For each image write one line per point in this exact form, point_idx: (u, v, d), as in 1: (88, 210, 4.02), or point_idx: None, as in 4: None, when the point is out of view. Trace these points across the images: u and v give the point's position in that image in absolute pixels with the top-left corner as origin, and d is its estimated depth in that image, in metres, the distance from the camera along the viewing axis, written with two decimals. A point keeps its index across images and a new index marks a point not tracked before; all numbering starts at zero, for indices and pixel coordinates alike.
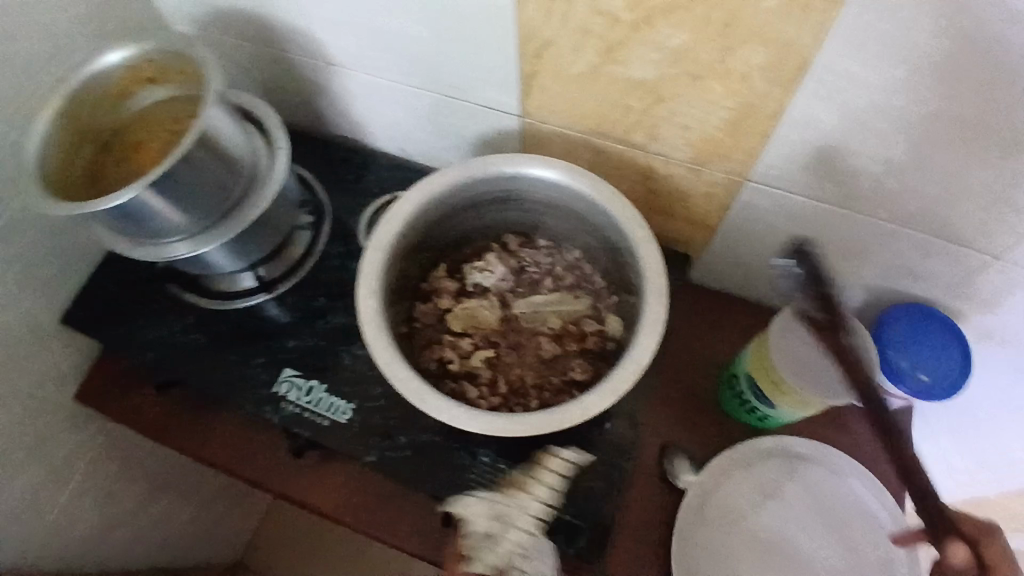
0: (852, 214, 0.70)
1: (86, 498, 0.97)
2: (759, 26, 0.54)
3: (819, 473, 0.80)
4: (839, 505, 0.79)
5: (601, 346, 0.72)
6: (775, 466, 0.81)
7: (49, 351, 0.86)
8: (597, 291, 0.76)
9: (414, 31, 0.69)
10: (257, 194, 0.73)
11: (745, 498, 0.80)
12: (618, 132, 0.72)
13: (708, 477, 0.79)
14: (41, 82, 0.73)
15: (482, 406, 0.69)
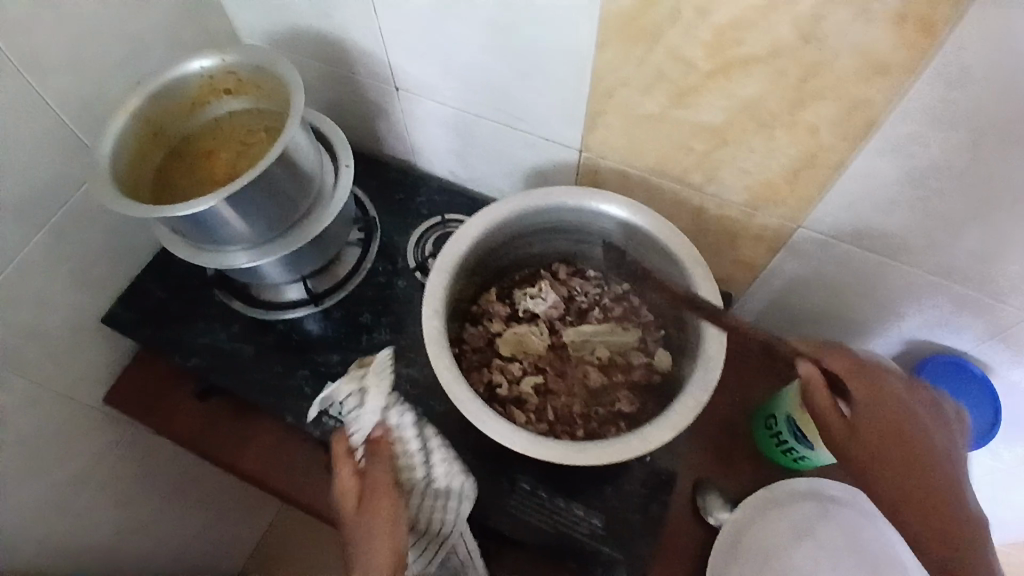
0: (899, 266, 0.71)
1: (108, 502, 0.95)
2: (834, 83, 0.56)
3: (855, 518, 0.80)
4: (875, 551, 0.78)
5: (649, 379, 0.73)
6: (810, 508, 0.81)
7: (92, 350, 0.86)
8: (645, 324, 0.77)
9: (488, 62, 0.71)
10: (321, 211, 0.76)
11: (779, 539, 0.80)
12: (676, 172, 0.74)
13: (743, 515, 0.79)
14: (120, 84, 0.75)
15: (531, 432, 0.69)
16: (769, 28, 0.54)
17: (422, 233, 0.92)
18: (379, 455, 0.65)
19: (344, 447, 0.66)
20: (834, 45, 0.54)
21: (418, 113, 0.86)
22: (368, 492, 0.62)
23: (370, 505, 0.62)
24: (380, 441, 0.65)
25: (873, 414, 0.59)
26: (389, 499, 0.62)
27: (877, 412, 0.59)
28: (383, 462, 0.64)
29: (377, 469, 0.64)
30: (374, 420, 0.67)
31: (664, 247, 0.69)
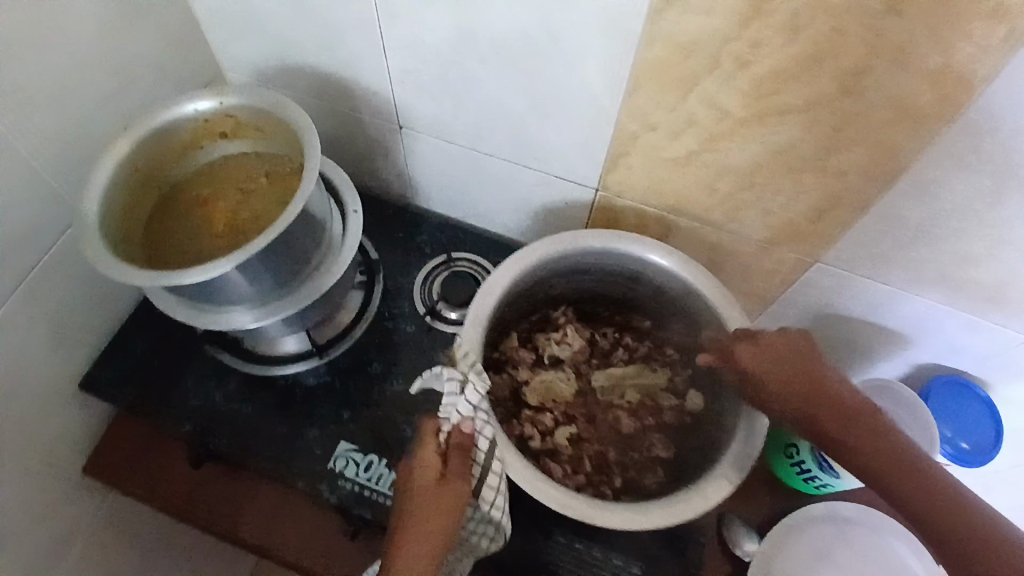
0: (911, 297, 0.73)
1: None
2: (868, 130, 0.58)
3: (867, 536, 0.78)
4: (887, 566, 0.76)
5: (681, 420, 0.73)
6: (825, 531, 0.79)
7: (68, 416, 0.78)
8: (670, 362, 0.76)
9: (507, 103, 0.69)
10: (331, 262, 0.72)
11: (801, 566, 0.77)
12: (696, 210, 0.74)
13: (769, 545, 0.79)
14: (99, 127, 0.69)
15: (569, 485, 0.67)
16: (810, 79, 0.55)
17: (427, 274, 0.87)
18: (461, 459, 0.56)
19: (431, 432, 0.57)
20: (873, 96, 0.55)
21: (422, 151, 0.83)
22: (436, 492, 0.55)
23: (429, 508, 0.54)
24: (466, 442, 0.57)
25: (788, 374, 0.60)
26: (452, 512, 0.54)
27: (794, 374, 0.60)
28: (460, 469, 0.56)
29: (454, 476, 0.55)
30: (468, 416, 0.57)
31: (693, 287, 0.69)
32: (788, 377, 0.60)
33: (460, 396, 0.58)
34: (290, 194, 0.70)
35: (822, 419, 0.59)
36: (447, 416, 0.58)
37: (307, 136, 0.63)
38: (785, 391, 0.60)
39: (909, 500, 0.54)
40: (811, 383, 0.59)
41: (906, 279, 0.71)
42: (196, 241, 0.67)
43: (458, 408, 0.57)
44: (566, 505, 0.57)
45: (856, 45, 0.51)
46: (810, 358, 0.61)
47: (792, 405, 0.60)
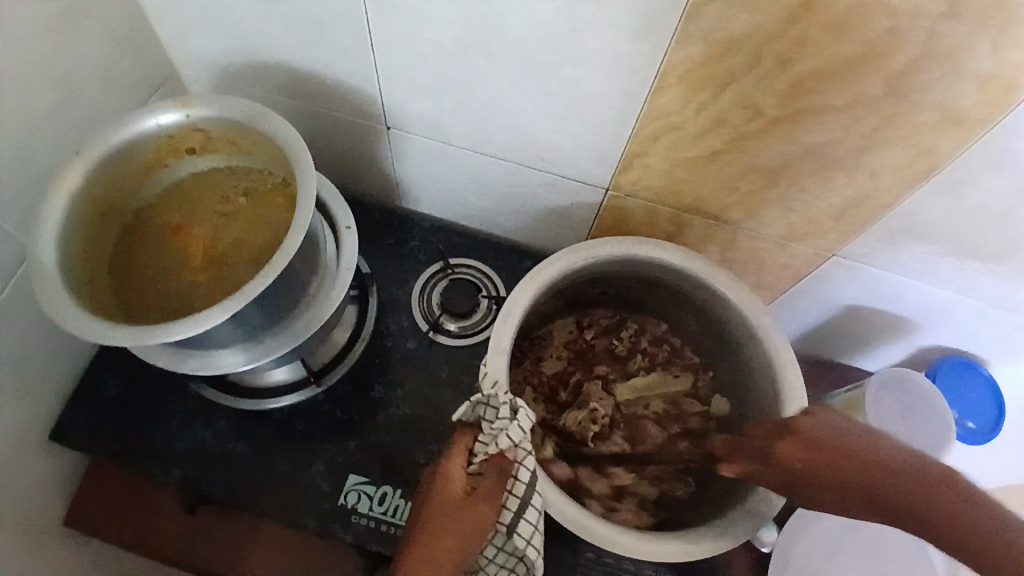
0: (925, 291, 0.72)
1: None
2: (906, 131, 0.55)
3: (882, 522, 0.78)
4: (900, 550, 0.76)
5: (705, 426, 0.73)
6: (841, 519, 0.78)
7: (40, 469, 0.70)
8: (689, 367, 0.76)
9: (513, 102, 0.63)
10: (327, 287, 0.65)
11: (817, 554, 0.77)
12: (714, 210, 0.70)
13: (786, 535, 0.77)
14: (42, 147, 0.60)
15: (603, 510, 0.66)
16: (854, 80, 0.51)
17: (424, 284, 0.82)
18: (494, 482, 0.53)
19: (465, 447, 0.54)
20: (917, 97, 0.52)
21: (411, 152, 0.75)
22: (459, 509, 0.51)
23: (446, 526, 0.51)
24: (504, 467, 0.53)
25: (820, 463, 0.52)
26: (470, 536, 0.51)
27: (832, 464, 0.52)
28: (488, 492, 0.52)
29: (482, 496, 0.52)
30: (515, 444, 0.53)
31: (713, 293, 0.66)
32: (819, 463, 0.52)
33: (510, 422, 0.53)
34: (274, 213, 0.62)
35: (858, 497, 0.51)
36: (488, 439, 0.53)
37: (291, 149, 0.56)
38: (814, 488, 0.53)
39: (948, 535, 0.46)
40: (841, 467, 0.51)
41: (927, 275, 0.69)
42: (171, 275, 0.60)
43: (508, 434, 0.52)
44: (616, 542, 0.54)
45: (907, 46, 0.48)
46: (830, 438, 0.53)
47: (834, 498, 0.52)
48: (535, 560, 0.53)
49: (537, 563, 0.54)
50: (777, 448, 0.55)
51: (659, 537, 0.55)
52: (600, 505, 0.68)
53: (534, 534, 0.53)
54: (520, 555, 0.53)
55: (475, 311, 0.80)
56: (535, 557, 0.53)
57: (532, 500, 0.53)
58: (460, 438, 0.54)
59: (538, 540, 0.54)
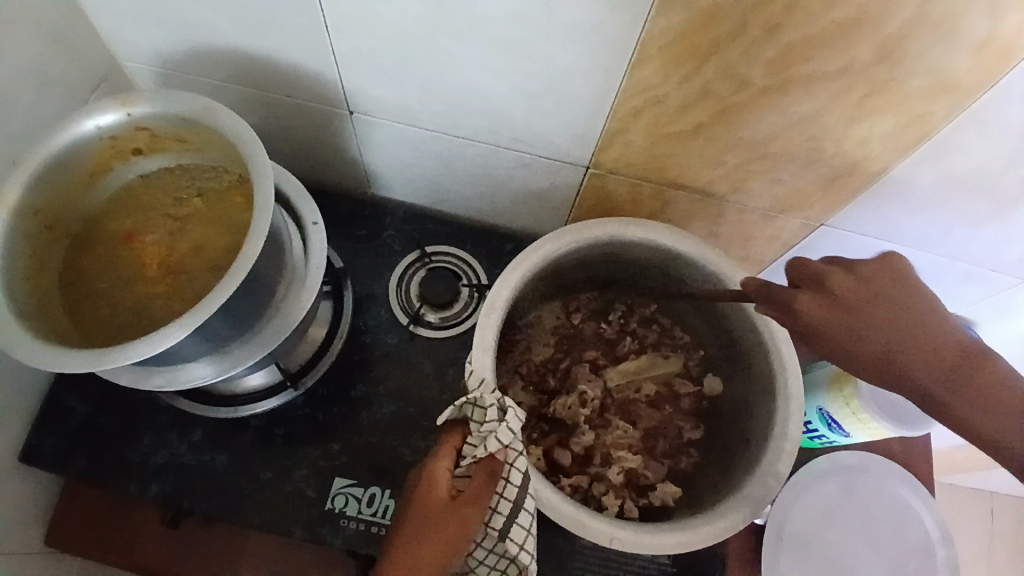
0: (914, 258, 0.70)
1: None
2: (898, 98, 0.52)
3: (871, 482, 0.78)
4: (887, 507, 0.78)
5: (698, 406, 0.72)
6: (832, 484, 0.78)
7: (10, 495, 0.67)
8: (681, 348, 0.74)
9: (484, 82, 0.59)
10: (297, 288, 0.61)
11: (811, 520, 0.77)
12: (699, 184, 0.68)
13: (779, 504, 0.76)
14: None
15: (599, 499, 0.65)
16: (846, 45, 0.48)
17: (401, 274, 0.78)
18: (482, 484, 0.50)
19: (453, 447, 0.51)
20: (912, 63, 0.49)
21: (377, 137, 0.71)
22: (441, 514, 0.49)
23: (428, 531, 0.48)
24: (494, 469, 0.50)
25: (840, 311, 0.49)
26: (455, 539, 0.48)
27: (865, 304, 0.48)
28: (473, 497, 0.49)
29: (466, 501, 0.49)
30: (504, 446, 0.50)
31: (705, 272, 0.63)
32: (845, 322, 0.48)
33: (500, 423, 0.50)
34: (234, 214, 0.58)
35: (918, 359, 0.46)
36: (476, 441, 0.51)
37: (244, 146, 0.51)
38: (854, 328, 0.48)
39: (936, 401, 0.46)
40: (892, 313, 0.48)
41: (917, 242, 0.67)
42: (128, 289, 0.55)
43: (496, 437, 0.49)
44: (614, 538, 0.53)
45: (903, 9, 0.45)
46: (874, 278, 0.50)
47: (863, 343, 0.48)
48: (528, 563, 0.52)
49: (530, 566, 0.52)
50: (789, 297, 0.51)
51: (657, 531, 0.54)
52: (596, 495, 0.66)
53: (527, 538, 0.51)
54: (512, 557, 0.52)
55: (456, 301, 0.77)
56: (527, 561, 0.51)
57: (524, 504, 0.51)
58: (447, 437, 0.52)
59: (532, 544, 0.52)
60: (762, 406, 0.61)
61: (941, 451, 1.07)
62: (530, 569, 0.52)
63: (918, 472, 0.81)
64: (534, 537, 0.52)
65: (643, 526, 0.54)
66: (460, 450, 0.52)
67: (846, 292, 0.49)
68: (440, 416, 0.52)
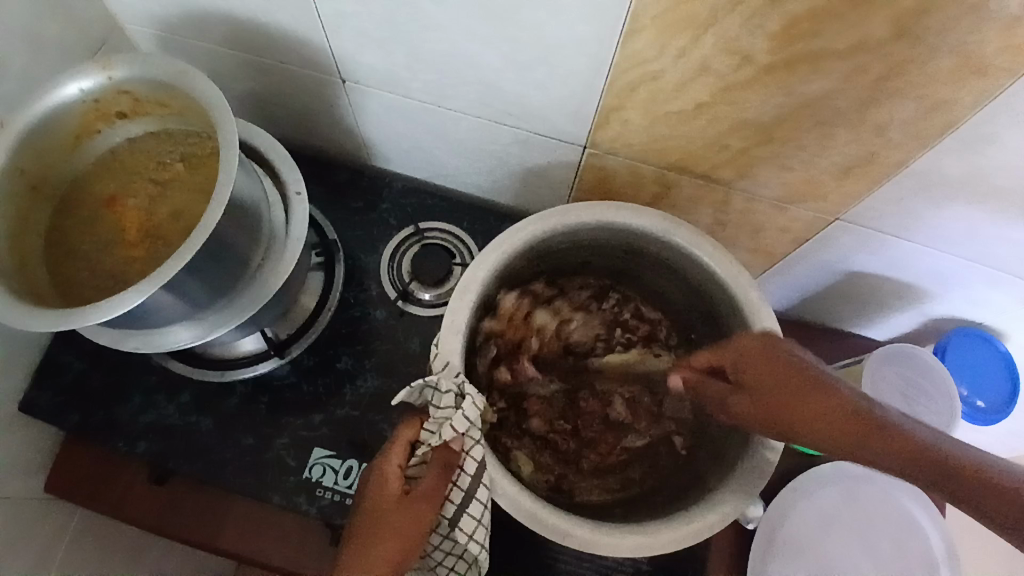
0: (937, 259, 0.64)
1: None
2: (919, 81, 0.47)
3: (875, 493, 0.74)
4: (891, 522, 0.73)
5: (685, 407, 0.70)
6: (832, 492, 0.73)
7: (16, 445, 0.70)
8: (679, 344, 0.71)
9: (473, 51, 0.56)
10: (277, 257, 0.61)
11: (807, 529, 0.72)
12: (702, 169, 0.63)
13: (774, 510, 0.72)
14: None
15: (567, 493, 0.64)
16: (859, 18, 0.43)
17: (394, 249, 0.77)
18: (437, 477, 0.49)
19: (407, 440, 0.51)
20: (933, 40, 0.44)
21: (370, 106, 0.69)
22: (395, 508, 0.48)
23: (380, 529, 0.47)
24: (449, 459, 0.50)
25: (747, 356, 0.56)
26: (408, 537, 0.47)
27: (757, 355, 0.55)
28: (427, 492, 0.48)
29: (421, 495, 0.48)
30: (460, 434, 0.49)
31: (699, 264, 0.61)
32: (753, 372, 0.54)
33: (456, 412, 0.50)
34: (212, 180, 0.58)
35: (750, 381, 0.55)
36: (433, 429, 0.51)
37: (216, 113, 0.51)
38: (768, 368, 0.54)
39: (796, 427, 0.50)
40: (762, 359, 0.54)
41: (939, 241, 0.61)
42: (108, 252, 0.57)
43: (450, 425, 0.50)
44: (570, 535, 0.52)
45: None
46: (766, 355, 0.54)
47: (758, 389, 0.54)
48: (478, 553, 0.52)
49: (482, 557, 0.52)
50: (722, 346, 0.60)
51: (617, 531, 0.53)
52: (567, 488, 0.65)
53: (478, 529, 0.51)
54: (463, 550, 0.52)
55: (448, 279, 0.75)
56: (477, 551, 0.51)
57: (477, 494, 0.51)
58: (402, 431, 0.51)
59: (482, 534, 0.52)
60: None
61: None
62: (481, 557, 0.52)
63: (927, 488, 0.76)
64: (486, 527, 0.52)
65: (602, 526, 0.53)
66: (414, 441, 0.52)
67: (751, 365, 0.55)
68: (398, 400, 0.52)
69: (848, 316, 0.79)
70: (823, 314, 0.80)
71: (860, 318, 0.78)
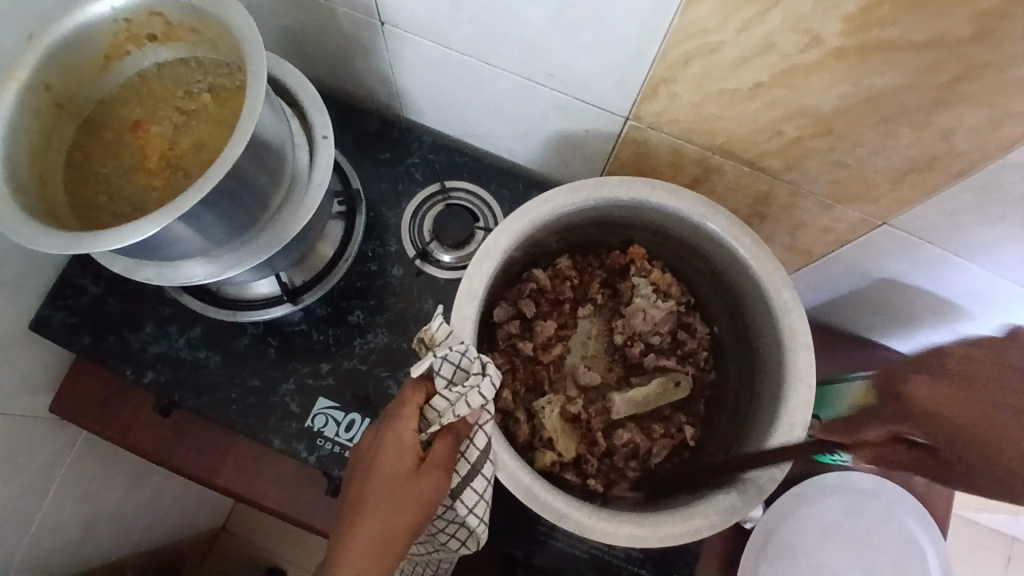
0: (985, 277, 0.60)
1: (96, 521, 0.85)
2: (997, 84, 0.43)
3: (880, 511, 0.71)
4: (893, 541, 0.71)
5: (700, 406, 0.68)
6: (836, 503, 0.71)
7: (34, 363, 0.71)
8: (698, 337, 0.69)
9: (521, 5, 0.53)
10: (297, 203, 0.59)
11: (806, 537, 0.70)
12: (748, 156, 0.59)
13: (774, 514, 0.70)
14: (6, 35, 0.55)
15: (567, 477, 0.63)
16: (944, 7, 0.40)
17: (417, 207, 0.75)
18: (449, 448, 0.49)
19: (417, 405, 0.49)
20: (1017, 43, 0.40)
21: (407, 55, 0.66)
22: (413, 478, 0.47)
23: (397, 499, 0.47)
24: (460, 431, 0.49)
25: (962, 388, 0.43)
26: (427, 506, 0.47)
27: (962, 385, 0.43)
28: (443, 458, 0.48)
29: (438, 463, 0.48)
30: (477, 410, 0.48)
31: (734, 253, 0.58)
32: (963, 406, 0.42)
33: (481, 379, 0.49)
34: (237, 115, 0.57)
35: (968, 418, 0.42)
36: (449, 399, 0.49)
37: (247, 45, 0.49)
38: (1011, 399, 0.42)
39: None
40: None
41: (991, 260, 0.58)
42: (131, 178, 0.56)
43: (479, 393, 0.48)
44: (566, 517, 0.51)
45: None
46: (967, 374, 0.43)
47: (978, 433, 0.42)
48: (476, 528, 0.52)
49: (480, 531, 0.52)
50: (903, 387, 0.46)
51: (614, 519, 0.52)
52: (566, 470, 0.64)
53: (478, 504, 0.51)
54: (462, 521, 0.52)
55: (469, 242, 0.73)
56: (475, 525, 0.51)
57: (482, 468, 0.50)
58: (410, 395, 0.49)
59: (482, 509, 0.52)
60: (764, 419, 0.57)
61: None
62: (479, 533, 0.52)
63: (933, 511, 0.74)
64: (486, 502, 0.52)
65: (600, 513, 0.52)
66: (424, 405, 0.50)
67: (947, 396, 0.43)
68: (413, 371, 0.49)
69: (877, 324, 0.76)
70: (851, 320, 0.77)
71: (889, 328, 0.75)
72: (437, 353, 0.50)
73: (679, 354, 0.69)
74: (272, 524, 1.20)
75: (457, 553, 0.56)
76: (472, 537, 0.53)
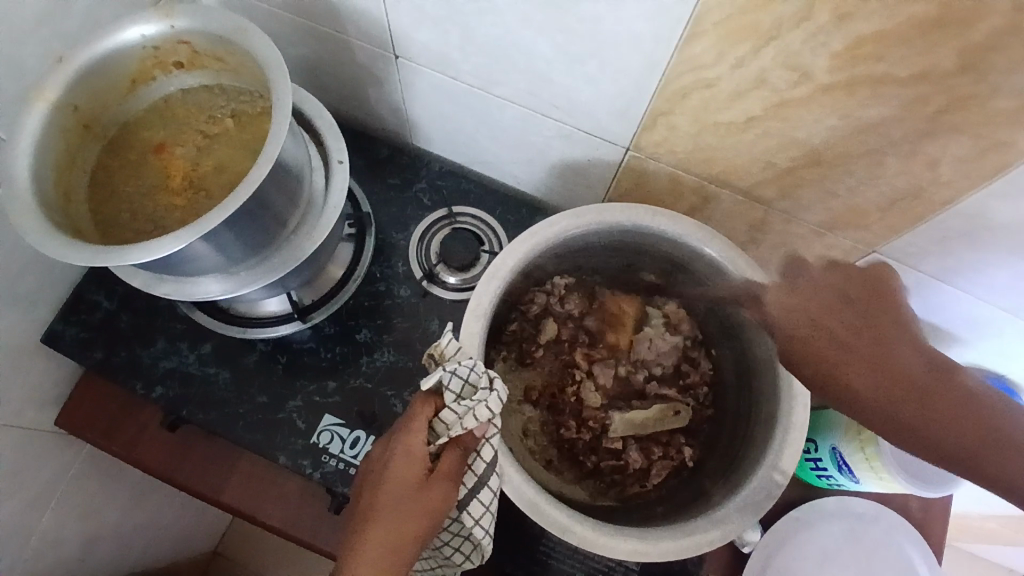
0: (974, 303, 0.62)
1: (94, 541, 0.84)
2: (977, 117, 0.46)
3: (879, 536, 0.72)
4: (892, 567, 0.71)
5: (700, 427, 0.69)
6: (836, 529, 0.72)
7: (43, 378, 0.72)
8: (702, 371, 0.71)
9: (528, 40, 0.56)
10: (313, 223, 0.62)
11: (806, 563, 0.71)
12: (744, 185, 0.62)
13: (773, 538, 0.71)
14: (39, 60, 0.58)
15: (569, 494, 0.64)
16: (925, 45, 0.43)
17: (424, 230, 0.78)
18: (456, 460, 0.50)
19: (426, 418, 0.50)
20: (996, 78, 0.43)
21: (420, 86, 0.70)
22: (422, 489, 0.48)
23: (406, 509, 0.48)
24: (467, 444, 0.51)
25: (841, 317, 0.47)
26: (434, 517, 0.48)
27: (860, 320, 0.47)
28: (451, 471, 0.50)
29: (446, 475, 0.49)
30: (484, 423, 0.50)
31: (732, 278, 0.60)
32: (853, 339, 0.46)
33: (489, 393, 0.50)
34: (258, 140, 0.60)
35: (841, 349, 0.46)
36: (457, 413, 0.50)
37: (272, 73, 0.52)
38: (883, 330, 0.46)
39: (932, 446, 0.44)
40: (890, 356, 0.45)
41: (978, 286, 0.60)
42: (152, 197, 0.59)
43: (487, 407, 0.49)
44: (569, 530, 0.52)
45: (990, 12, 0.39)
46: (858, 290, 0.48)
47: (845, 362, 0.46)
48: (482, 540, 0.53)
49: (484, 544, 0.53)
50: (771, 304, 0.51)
51: (615, 533, 0.53)
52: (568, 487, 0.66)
53: (484, 516, 0.52)
54: (468, 534, 0.53)
55: (475, 265, 0.75)
56: (481, 537, 0.52)
57: (489, 480, 0.51)
58: (419, 408, 0.50)
59: (487, 521, 0.53)
60: (761, 437, 0.59)
61: (963, 517, 1.00)
62: (484, 546, 0.53)
63: (929, 537, 0.74)
64: (492, 514, 0.53)
65: (604, 527, 0.53)
66: (433, 419, 0.51)
67: (824, 318, 0.47)
68: (422, 384, 0.50)
69: None
70: None
71: None
72: (446, 367, 0.51)
73: (681, 388, 0.71)
74: (267, 550, 1.19)
75: (459, 568, 0.57)
76: (477, 550, 0.54)
